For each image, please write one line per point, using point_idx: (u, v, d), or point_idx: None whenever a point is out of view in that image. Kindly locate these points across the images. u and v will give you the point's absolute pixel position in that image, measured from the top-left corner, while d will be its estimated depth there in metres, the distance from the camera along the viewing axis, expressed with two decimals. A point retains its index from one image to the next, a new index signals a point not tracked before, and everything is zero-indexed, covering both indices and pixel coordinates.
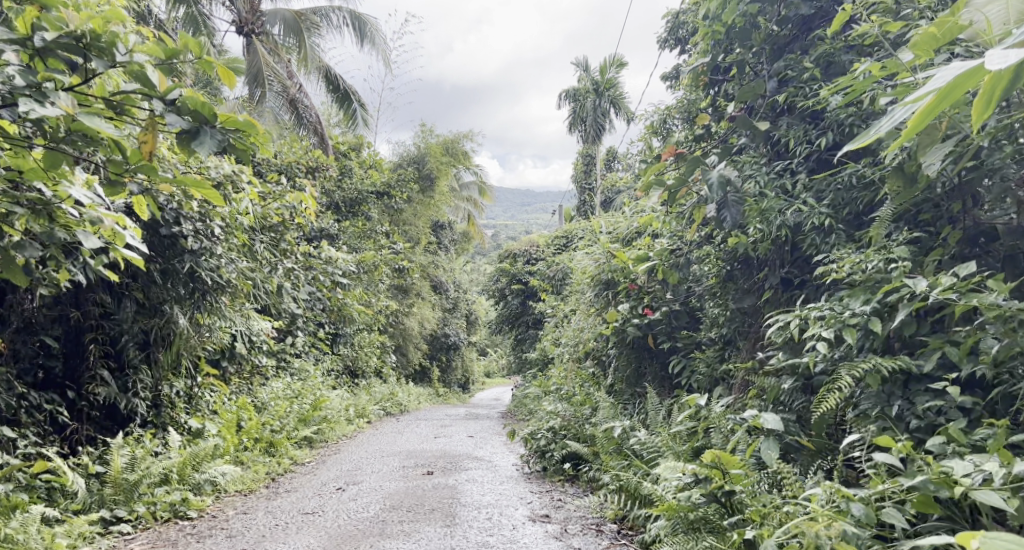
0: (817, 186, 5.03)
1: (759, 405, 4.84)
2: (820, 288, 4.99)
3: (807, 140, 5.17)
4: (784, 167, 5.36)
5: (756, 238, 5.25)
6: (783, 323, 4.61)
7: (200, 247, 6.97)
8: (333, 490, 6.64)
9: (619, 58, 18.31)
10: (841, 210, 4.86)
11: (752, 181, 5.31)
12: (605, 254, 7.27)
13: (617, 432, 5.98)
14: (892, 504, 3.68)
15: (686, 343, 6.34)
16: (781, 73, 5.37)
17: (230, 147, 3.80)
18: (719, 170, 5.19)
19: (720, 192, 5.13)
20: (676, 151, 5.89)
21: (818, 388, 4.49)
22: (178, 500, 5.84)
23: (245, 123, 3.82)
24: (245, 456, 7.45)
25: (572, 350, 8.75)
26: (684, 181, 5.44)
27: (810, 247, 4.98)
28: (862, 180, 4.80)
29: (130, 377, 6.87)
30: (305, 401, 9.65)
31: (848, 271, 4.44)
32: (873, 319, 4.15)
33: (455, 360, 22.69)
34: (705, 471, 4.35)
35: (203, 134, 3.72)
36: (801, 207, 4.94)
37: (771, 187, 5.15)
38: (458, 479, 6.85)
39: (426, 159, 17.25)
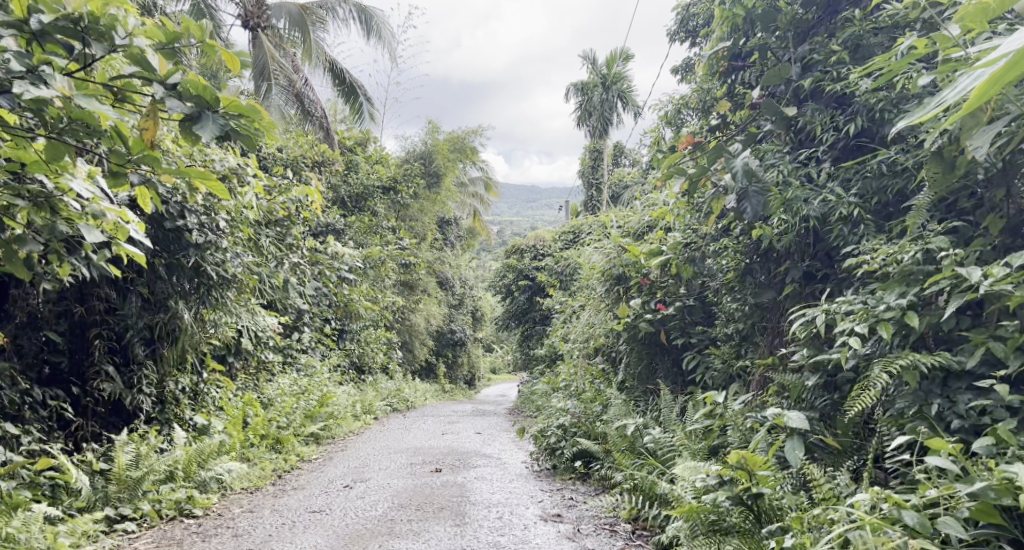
0: (844, 176, 4.89)
1: (781, 403, 4.71)
2: (847, 281, 4.85)
3: (834, 127, 5.03)
4: (808, 155, 5.22)
5: (779, 230, 5.11)
6: (809, 317, 4.48)
7: (205, 240, 6.85)
8: (341, 488, 6.53)
9: (628, 52, 18.15)
10: (870, 201, 4.72)
11: (774, 170, 5.17)
12: (617, 247, 7.14)
13: (632, 431, 5.86)
14: (946, 513, 3.53)
15: (702, 338, 6.20)
16: (806, 57, 5.22)
17: (234, 134, 3.69)
18: (743, 159, 5.06)
19: (744, 181, 5.01)
20: (693, 140, 5.76)
21: (846, 386, 4.36)
22: (183, 498, 5.72)
23: (248, 108, 3.71)
24: (251, 453, 7.34)
25: (582, 346, 8.63)
26: (706, 171, 5.31)
27: (836, 239, 4.84)
28: (893, 168, 4.66)
29: (136, 372, 6.78)
30: (311, 397, 9.54)
31: (880, 262, 4.30)
32: (910, 313, 4.01)
33: (461, 356, 22.59)
34: (731, 472, 4.19)
35: (204, 119, 3.63)
36: (827, 197, 4.80)
37: (795, 176, 5.00)
38: (466, 477, 6.73)
39: (433, 157, 17.28)
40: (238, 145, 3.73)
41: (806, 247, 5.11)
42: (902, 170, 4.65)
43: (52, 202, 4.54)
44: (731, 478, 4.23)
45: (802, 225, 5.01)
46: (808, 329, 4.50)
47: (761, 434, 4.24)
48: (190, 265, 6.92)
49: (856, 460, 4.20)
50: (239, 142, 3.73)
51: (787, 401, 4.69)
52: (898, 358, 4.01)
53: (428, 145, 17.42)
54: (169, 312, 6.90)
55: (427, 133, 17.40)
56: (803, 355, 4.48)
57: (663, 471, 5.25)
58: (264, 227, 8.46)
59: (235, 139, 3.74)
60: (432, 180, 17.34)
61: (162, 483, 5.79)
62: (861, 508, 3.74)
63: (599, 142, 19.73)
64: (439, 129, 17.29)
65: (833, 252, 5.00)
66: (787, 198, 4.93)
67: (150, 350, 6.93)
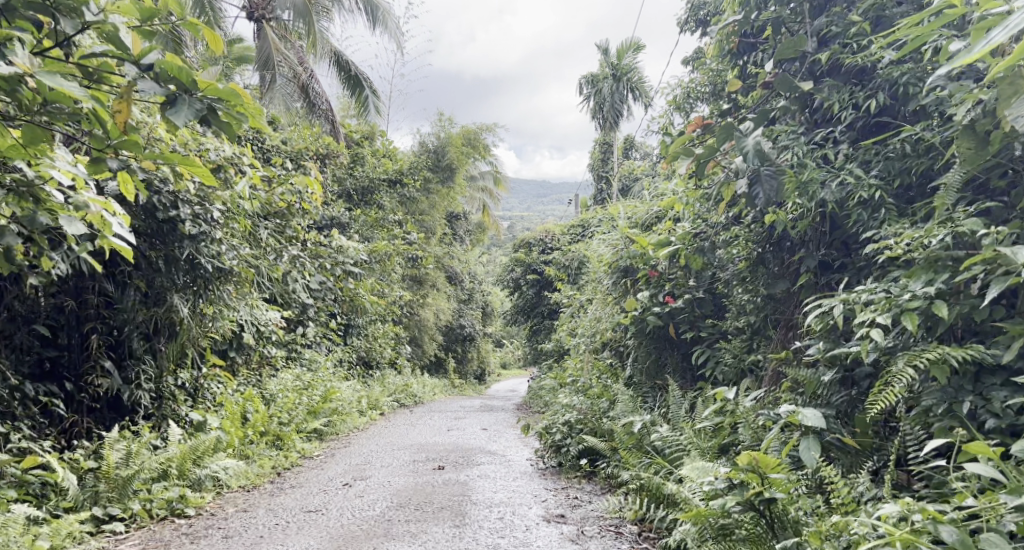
0: (864, 158, 4.66)
1: (796, 399, 4.49)
2: (865, 269, 4.63)
3: (853, 104, 4.80)
4: (825, 135, 4.99)
5: (794, 215, 4.88)
6: (825, 308, 4.25)
7: (199, 231, 6.67)
8: (340, 486, 6.35)
9: (639, 43, 17.87)
10: (892, 183, 4.48)
11: (788, 152, 4.94)
12: (624, 239, 6.92)
13: (641, 428, 5.65)
14: (990, 528, 3.27)
15: (712, 332, 5.98)
16: (822, 30, 4.99)
17: (213, 119, 3.59)
18: (755, 139, 4.78)
19: (757, 161, 4.71)
20: (703, 122, 5.52)
21: (866, 381, 4.15)
22: (175, 498, 5.54)
23: (228, 91, 3.58)
24: (251, 450, 7.16)
25: (590, 340, 8.43)
26: (716, 151, 5.07)
27: (855, 225, 4.61)
28: (916, 147, 4.43)
29: (132, 368, 6.61)
30: (314, 393, 9.37)
31: (904, 247, 4.07)
32: (938, 302, 3.80)
33: (472, 352, 22.39)
34: (741, 475, 3.91)
35: (179, 103, 3.50)
36: (846, 179, 4.58)
37: (811, 158, 4.77)
38: (469, 475, 6.54)
39: (445, 150, 16.71)
40: (218, 132, 3.63)
41: (822, 235, 4.88)
42: (929, 149, 4.41)
43: (33, 192, 4.35)
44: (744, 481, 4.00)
45: (816, 210, 4.78)
46: (825, 319, 4.27)
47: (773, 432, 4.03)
48: (185, 259, 6.72)
49: (876, 459, 3.99)
50: (220, 128, 3.62)
51: (804, 397, 4.46)
52: (923, 352, 3.78)
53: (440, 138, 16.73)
54: (165, 306, 6.70)
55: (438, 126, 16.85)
56: (819, 347, 4.25)
57: (670, 470, 5.04)
58: (263, 219, 8.28)
59: (214, 124, 3.63)
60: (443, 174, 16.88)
61: (154, 481, 5.62)
62: (887, 520, 3.49)
63: (610, 134, 19.46)
64: (453, 121, 16.70)
65: (852, 239, 4.77)
66: (802, 179, 4.70)
67: (149, 345, 6.76)
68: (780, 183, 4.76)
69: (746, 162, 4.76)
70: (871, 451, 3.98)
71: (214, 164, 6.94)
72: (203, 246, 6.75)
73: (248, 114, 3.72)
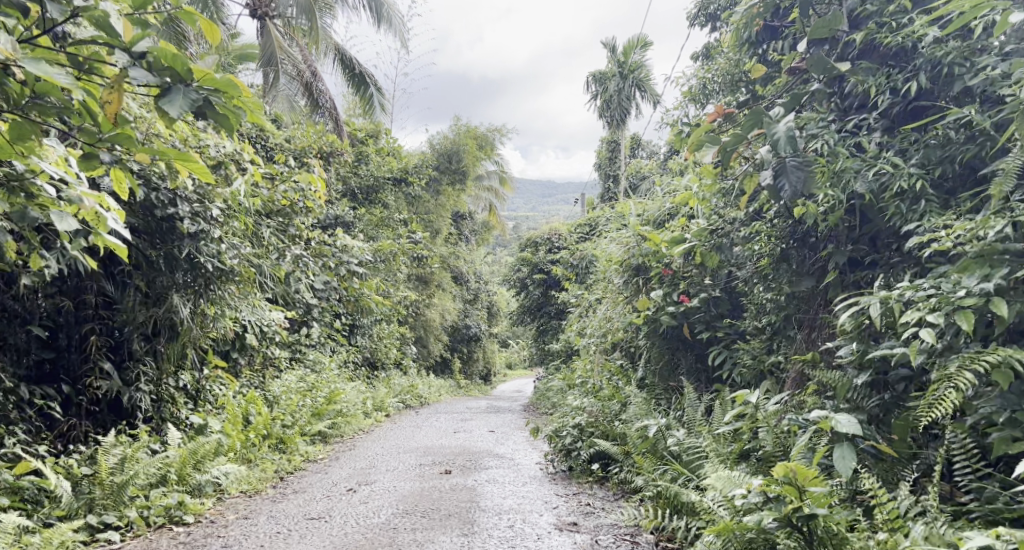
0: (901, 146, 4.45)
1: (825, 403, 4.28)
2: (902, 265, 4.41)
3: (891, 88, 4.58)
4: (858, 122, 4.79)
5: (824, 208, 4.66)
6: (860, 307, 4.03)
7: (199, 230, 6.47)
8: (344, 492, 6.15)
9: (646, 40, 17.65)
10: (932, 172, 4.27)
11: (818, 141, 4.72)
12: (636, 237, 6.70)
13: (656, 433, 5.43)
14: None
15: (729, 332, 5.78)
16: (856, 10, 4.77)
17: (209, 112, 3.38)
18: (785, 125, 4.57)
19: (789, 147, 4.49)
20: (724, 110, 5.28)
21: (908, 386, 3.93)
22: (174, 504, 5.34)
23: (226, 82, 3.37)
24: (253, 454, 6.96)
25: (600, 341, 8.23)
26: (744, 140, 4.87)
27: (892, 217, 4.40)
28: (962, 134, 4.21)
29: (132, 370, 6.42)
30: (318, 394, 9.15)
31: (954, 240, 3.85)
32: (996, 299, 3.58)
33: (477, 352, 22.19)
34: (777, 489, 3.71)
35: (173, 92, 3.29)
36: (885, 168, 4.35)
37: (843, 147, 4.56)
38: (477, 480, 6.33)
39: (460, 154, 16.59)
40: (214, 125, 3.41)
41: (852, 230, 4.66)
42: (974, 135, 4.19)
43: (23, 186, 4.14)
44: (778, 493, 3.75)
45: (848, 203, 4.56)
46: (862, 318, 4.06)
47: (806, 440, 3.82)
48: (185, 257, 6.53)
49: (913, 469, 3.79)
50: (217, 120, 3.41)
51: (834, 400, 4.25)
52: (981, 354, 3.57)
53: (455, 137, 16.68)
54: (165, 306, 6.50)
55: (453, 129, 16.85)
56: (854, 348, 4.03)
57: (689, 477, 4.84)
58: (265, 217, 8.08)
59: (211, 117, 3.41)
60: (456, 175, 16.84)
61: (154, 487, 5.43)
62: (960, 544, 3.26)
63: (617, 133, 19.26)
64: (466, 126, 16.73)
65: (884, 235, 4.56)
66: (837, 168, 4.51)
67: (150, 347, 6.57)
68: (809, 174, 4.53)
69: (777, 150, 4.52)
70: (909, 460, 3.77)
71: (216, 161, 6.79)
72: (204, 246, 6.55)
73: (247, 108, 3.51)
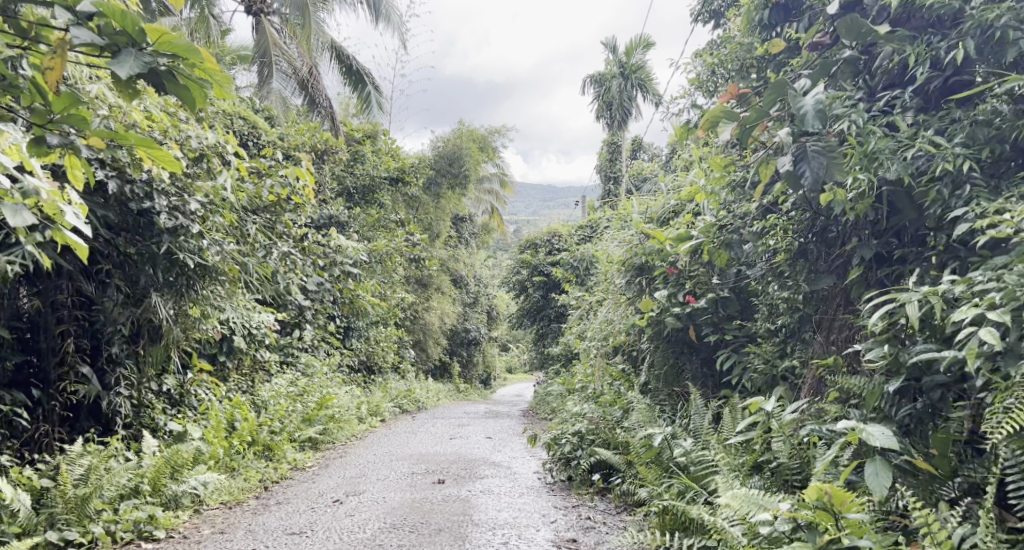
0: (940, 126, 4.12)
1: (855, 410, 3.92)
2: (942, 257, 4.07)
3: (932, 59, 4.24)
4: (890, 100, 4.45)
5: (854, 196, 4.30)
6: (897, 303, 3.67)
7: (175, 225, 6.11)
8: (330, 503, 5.80)
9: (649, 39, 17.28)
10: (978, 153, 3.94)
11: (846, 121, 4.38)
12: (639, 235, 6.35)
13: (661, 442, 5.08)
14: None
15: (739, 335, 5.43)
16: None
17: (168, 82, 3.21)
18: (813, 99, 4.32)
19: (818, 122, 4.23)
20: (738, 91, 4.97)
21: (950, 396, 3.57)
22: (144, 518, 4.98)
23: (184, 47, 3.18)
24: (237, 462, 6.55)
25: (601, 344, 7.88)
26: (764, 117, 4.63)
27: (931, 205, 4.06)
28: (1015, 108, 3.88)
29: (111, 373, 6.08)
30: (309, 399, 8.77)
31: (1012, 223, 3.50)
32: None
33: (477, 356, 21.82)
34: (812, 516, 3.44)
35: (125, 55, 3.10)
36: (926, 149, 4.01)
37: (875, 127, 4.22)
38: (471, 491, 5.98)
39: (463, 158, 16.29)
40: (173, 96, 3.24)
41: (883, 221, 4.31)
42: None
43: None
44: (810, 521, 3.47)
45: (878, 192, 4.22)
46: (899, 318, 3.72)
47: (833, 454, 3.58)
48: (163, 254, 6.18)
49: (952, 487, 3.45)
50: (178, 91, 3.24)
51: (860, 409, 3.92)
52: None
53: (455, 139, 16.27)
54: (143, 306, 6.16)
55: (456, 131, 16.53)
56: (886, 351, 3.67)
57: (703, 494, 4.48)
58: (251, 214, 7.74)
59: (170, 87, 3.24)
60: (456, 180, 16.46)
61: (124, 499, 5.07)
62: None
63: (618, 134, 18.94)
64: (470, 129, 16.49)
65: (916, 227, 4.23)
66: (869, 150, 4.19)
67: (130, 349, 6.23)
68: (827, 162, 4.30)
69: (805, 125, 4.23)
70: (950, 478, 3.46)
71: (196, 153, 6.47)
72: (183, 240, 6.18)
73: (214, 81, 3.33)
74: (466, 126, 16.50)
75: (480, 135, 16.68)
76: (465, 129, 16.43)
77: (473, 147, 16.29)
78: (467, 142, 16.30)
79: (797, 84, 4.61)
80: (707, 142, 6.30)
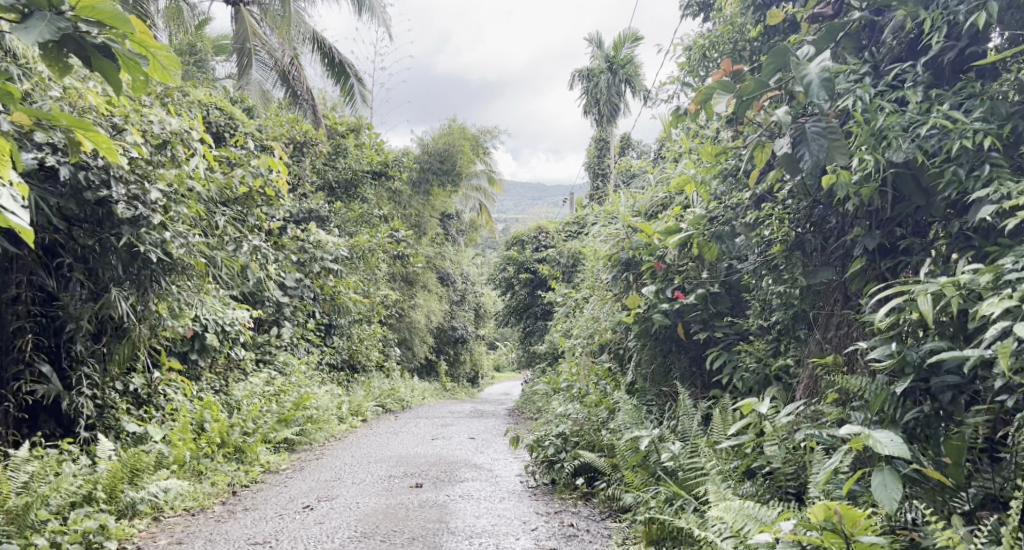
0: (955, 101, 3.83)
1: (860, 411, 3.66)
2: (956, 245, 3.80)
3: (947, 27, 3.96)
4: (897, 74, 4.16)
5: (859, 179, 4.03)
6: (910, 293, 3.42)
7: (137, 215, 5.75)
8: (300, 510, 5.49)
9: (636, 33, 17.00)
10: (1000, 128, 3.67)
11: (851, 97, 4.12)
12: (626, 228, 6.07)
13: (649, 445, 4.82)
14: None
15: (730, 332, 5.16)
16: None
17: (94, 57, 3.15)
18: (818, 66, 4.11)
19: (824, 93, 4.01)
20: (730, 69, 4.77)
21: (963, 397, 3.34)
22: (95, 528, 4.66)
23: (111, 17, 3.05)
24: (204, 465, 6.14)
25: (586, 342, 7.61)
26: (762, 89, 4.35)
27: (945, 188, 3.80)
28: None
29: (73, 372, 5.75)
30: (286, 399, 8.43)
31: None
32: None
33: (465, 354, 21.52)
34: (821, 539, 3.16)
35: (35, 20, 2.95)
36: (942, 124, 3.74)
37: (883, 103, 3.97)
38: (449, 495, 5.70)
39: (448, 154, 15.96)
40: (100, 72, 3.16)
41: (889, 208, 4.05)
42: None
43: None
44: (817, 544, 3.19)
45: (884, 176, 3.95)
46: (907, 310, 3.46)
47: (835, 463, 3.35)
48: (124, 246, 5.87)
49: (965, 498, 3.23)
50: (105, 67, 3.17)
51: (861, 411, 3.66)
52: None
53: (447, 137, 16.03)
54: (103, 301, 5.81)
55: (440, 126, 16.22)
56: (893, 349, 3.41)
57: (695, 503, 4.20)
58: (221, 205, 7.42)
59: (96, 60, 3.15)
60: (443, 176, 16.11)
61: (74, 508, 4.77)
62: None
63: (606, 130, 18.66)
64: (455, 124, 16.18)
65: (922, 215, 3.97)
66: (877, 128, 3.94)
67: (93, 346, 5.89)
68: (827, 143, 4.09)
69: (810, 96, 4.03)
70: (961, 489, 3.23)
71: (161, 140, 6.18)
72: (145, 233, 5.84)
73: (156, 59, 3.33)
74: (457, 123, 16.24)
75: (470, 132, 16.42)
76: (457, 127, 16.20)
77: (466, 146, 16.06)
78: (460, 140, 16.05)
79: (800, 52, 4.38)
80: (698, 130, 6.03)
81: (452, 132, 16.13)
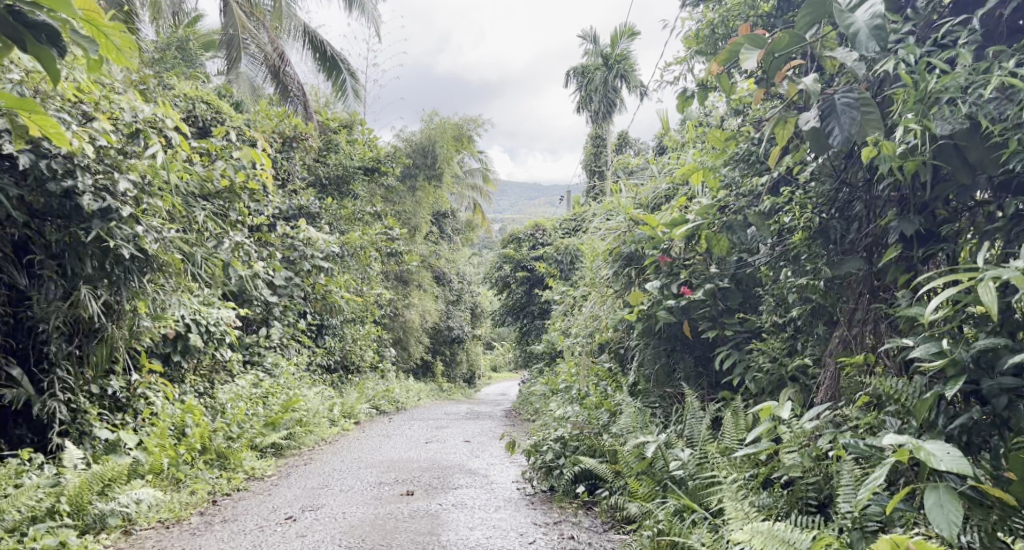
0: (1019, 59, 3.50)
1: (907, 413, 3.37)
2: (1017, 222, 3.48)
3: None
4: (947, 33, 3.84)
5: (905, 154, 3.71)
6: (973, 279, 3.11)
7: (106, 207, 5.39)
8: (282, 521, 5.13)
9: (631, 28, 16.61)
10: None
11: (893, 61, 3.82)
12: (628, 220, 5.75)
13: (654, 451, 4.51)
14: None
15: (740, 330, 4.85)
16: None
17: (32, 40, 3.16)
18: (865, 13, 3.77)
19: (873, 43, 3.68)
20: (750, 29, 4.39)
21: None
22: (55, 545, 4.36)
23: None
24: (183, 472, 5.71)
25: (585, 341, 7.30)
26: (799, 41, 4.04)
27: (1008, 158, 3.48)
28: None
29: (45, 376, 5.37)
30: (273, 401, 8.07)
31: None
32: None
33: (461, 354, 21.11)
34: None
35: None
36: (1009, 82, 3.40)
37: (934, 64, 3.66)
38: (442, 504, 5.35)
39: (432, 149, 15.45)
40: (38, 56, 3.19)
41: (933, 189, 3.75)
42: None
43: None
44: None
45: (930, 149, 3.64)
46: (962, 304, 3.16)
47: (880, 479, 3.12)
48: (95, 242, 5.49)
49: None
50: (40, 48, 3.19)
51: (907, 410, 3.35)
52: None
53: (428, 132, 15.48)
54: (72, 300, 5.43)
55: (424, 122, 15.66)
56: (939, 349, 3.20)
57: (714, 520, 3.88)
58: (200, 200, 7.07)
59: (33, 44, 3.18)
60: (432, 172, 15.67)
61: (30, 525, 4.45)
62: None
63: (603, 126, 18.31)
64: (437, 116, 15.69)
65: (965, 197, 3.68)
66: (927, 92, 3.62)
67: (68, 348, 5.51)
68: (861, 117, 3.81)
69: (857, 47, 3.72)
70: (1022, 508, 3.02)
71: (133, 130, 5.89)
72: (116, 227, 5.45)
73: (110, 40, 3.39)
74: (435, 117, 15.69)
75: (454, 124, 15.75)
76: (436, 121, 15.58)
77: (446, 140, 15.47)
78: (439, 135, 15.45)
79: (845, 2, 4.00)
80: (706, 116, 5.73)
81: (432, 127, 15.55)
